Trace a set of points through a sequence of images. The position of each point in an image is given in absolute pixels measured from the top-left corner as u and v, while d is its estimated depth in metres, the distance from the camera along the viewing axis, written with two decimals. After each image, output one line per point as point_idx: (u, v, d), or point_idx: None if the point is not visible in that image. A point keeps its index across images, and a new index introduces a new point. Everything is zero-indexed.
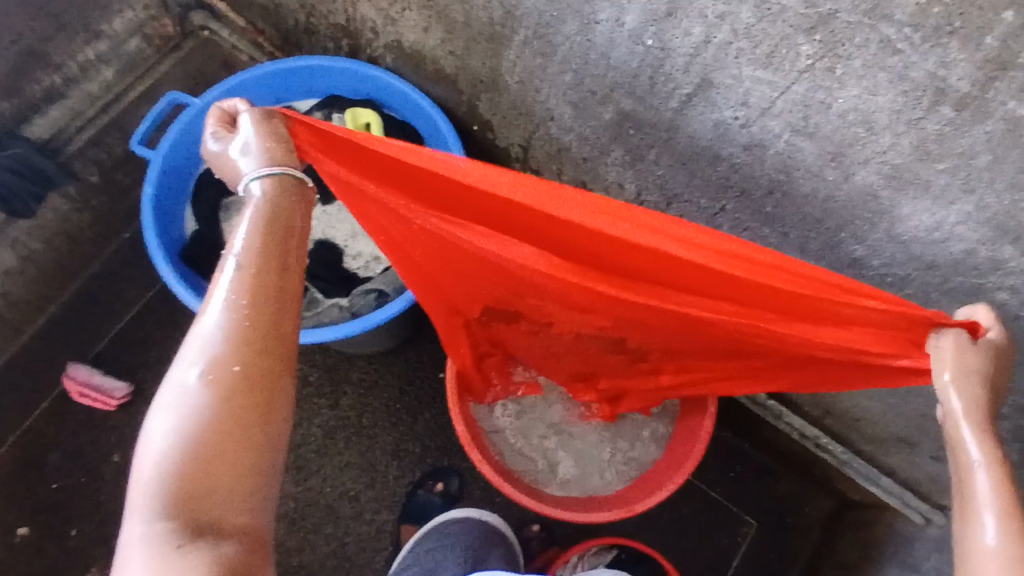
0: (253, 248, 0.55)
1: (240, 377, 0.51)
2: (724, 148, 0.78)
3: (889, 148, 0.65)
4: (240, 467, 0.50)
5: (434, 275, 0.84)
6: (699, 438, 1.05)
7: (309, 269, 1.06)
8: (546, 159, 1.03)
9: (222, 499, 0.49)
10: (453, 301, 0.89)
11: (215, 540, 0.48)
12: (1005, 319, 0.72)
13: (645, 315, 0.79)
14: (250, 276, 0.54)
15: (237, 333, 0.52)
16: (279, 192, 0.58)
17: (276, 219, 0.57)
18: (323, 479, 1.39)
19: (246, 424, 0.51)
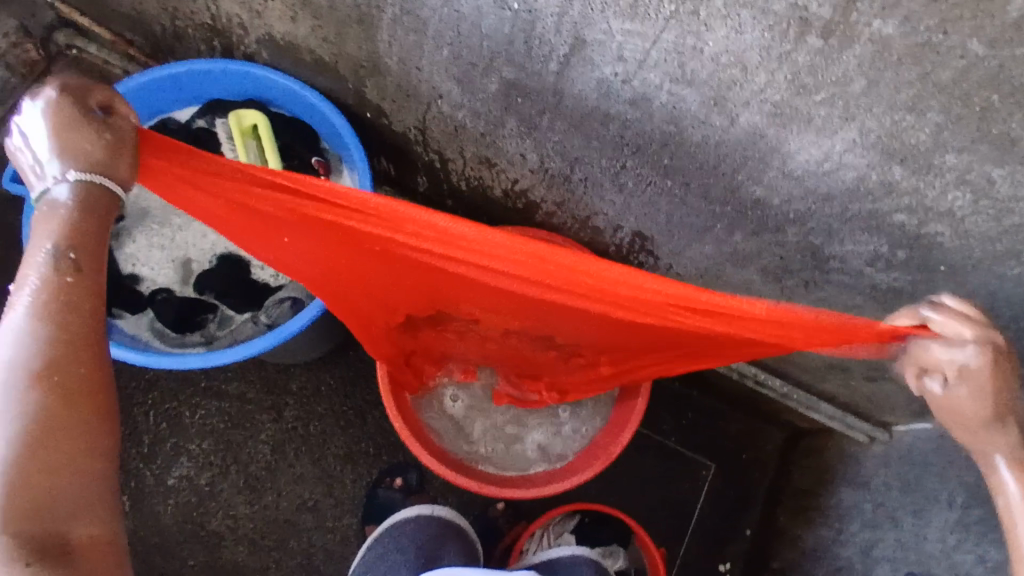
0: (69, 258, 0.53)
1: (60, 389, 0.52)
2: (611, 106, 0.76)
3: (765, 86, 0.63)
4: (81, 479, 0.52)
5: (335, 284, 0.81)
6: (639, 395, 1.06)
7: (215, 287, 1.01)
8: (445, 138, 1.00)
9: (66, 511, 0.51)
10: (363, 309, 0.87)
11: (65, 552, 0.51)
12: (905, 238, 0.73)
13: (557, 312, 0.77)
14: (67, 283, 0.53)
15: (56, 345, 0.52)
16: (97, 199, 0.54)
17: (97, 222, 0.54)
18: (278, 495, 1.35)
19: (75, 436, 0.52)
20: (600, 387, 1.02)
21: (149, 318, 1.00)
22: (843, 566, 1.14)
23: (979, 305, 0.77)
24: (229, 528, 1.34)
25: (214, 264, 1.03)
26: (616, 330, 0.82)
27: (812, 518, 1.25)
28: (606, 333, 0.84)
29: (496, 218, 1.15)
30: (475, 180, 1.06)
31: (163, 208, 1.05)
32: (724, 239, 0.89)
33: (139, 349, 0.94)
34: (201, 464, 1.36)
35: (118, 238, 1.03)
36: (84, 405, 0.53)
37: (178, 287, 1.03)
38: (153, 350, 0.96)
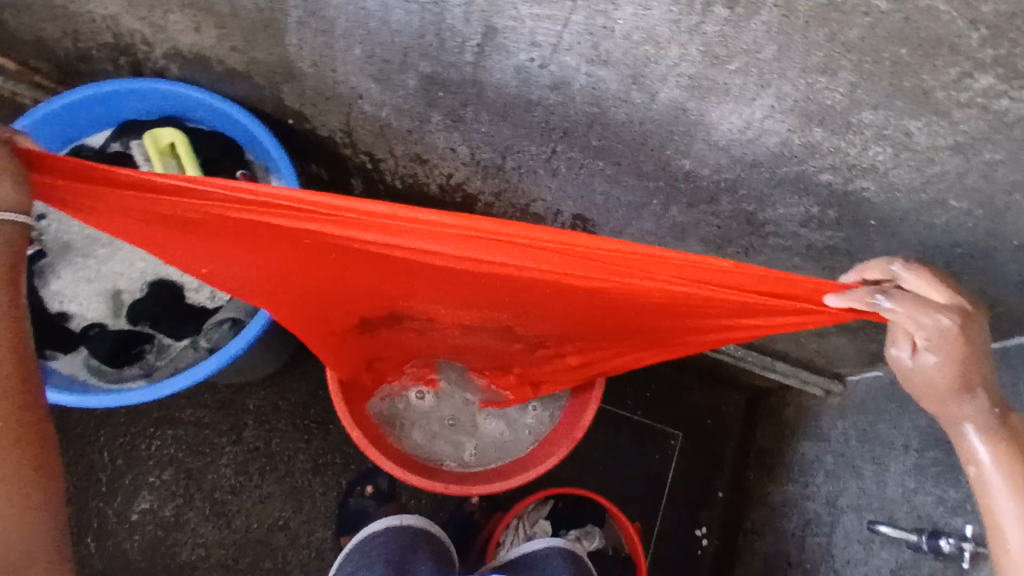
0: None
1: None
2: (532, 91, 0.74)
3: (680, 60, 0.63)
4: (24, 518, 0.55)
5: (282, 293, 0.77)
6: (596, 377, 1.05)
7: (148, 315, 0.96)
8: (373, 139, 0.97)
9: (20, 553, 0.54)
10: (318, 316, 0.84)
11: None
12: (834, 196, 0.74)
13: (517, 299, 0.75)
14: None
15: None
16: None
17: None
18: (247, 518, 1.32)
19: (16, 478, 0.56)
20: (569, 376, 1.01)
21: (84, 355, 0.95)
22: (811, 519, 1.17)
23: (913, 254, 0.79)
24: (201, 557, 1.30)
25: (146, 291, 0.98)
26: (577, 319, 0.80)
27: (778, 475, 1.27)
28: (567, 326, 0.83)
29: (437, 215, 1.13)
30: (410, 178, 1.04)
31: (85, 239, 0.99)
32: (662, 214, 0.89)
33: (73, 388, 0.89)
34: (164, 496, 1.32)
35: (41, 275, 0.97)
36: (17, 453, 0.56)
37: (110, 320, 0.98)
38: (88, 389, 0.90)
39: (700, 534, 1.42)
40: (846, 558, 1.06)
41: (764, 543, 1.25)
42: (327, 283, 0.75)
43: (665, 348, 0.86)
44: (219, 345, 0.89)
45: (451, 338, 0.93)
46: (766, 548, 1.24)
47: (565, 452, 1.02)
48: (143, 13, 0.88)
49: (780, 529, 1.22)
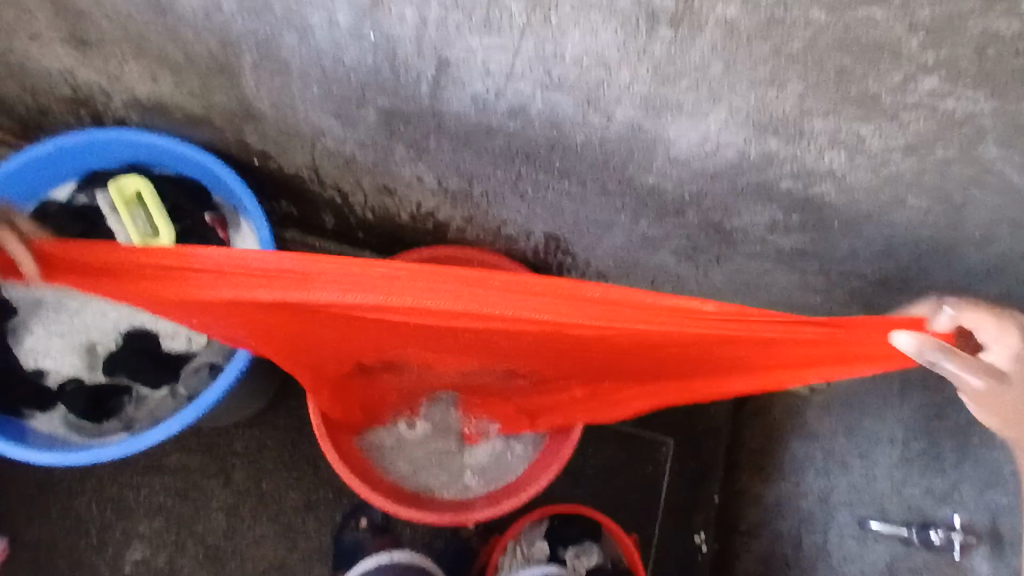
0: None
1: None
2: (491, 119, 0.75)
3: (631, 81, 0.63)
4: None
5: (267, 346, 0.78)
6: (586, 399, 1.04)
7: (125, 367, 0.95)
8: (339, 173, 0.97)
9: None
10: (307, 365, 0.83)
11: None
12: (796, 202, 0.75)
13: (502, 345, 0.75)
14: None
15: None
16: None
17: None
18: (241, 560, 1.31)
19: None
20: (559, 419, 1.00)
21: (62, 412, 0.93)
22: (806, 518, 1.17)
23: (878, 252, 0.80)
24: None
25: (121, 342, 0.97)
26: (571, 360, 0.80)
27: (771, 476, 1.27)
28: (561, 364, 0.82)
29: (411, 242, 1.13)
30: (380, 209, 1.04)
31: (55, 293, 0.98)
32: (632, 228, 0.90)
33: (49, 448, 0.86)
34: (155, 545, 1.30)
35: (13, 333, 0.96)
36: None
37: (85, 373, 0.96)
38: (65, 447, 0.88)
39: (699, 541, 1.41)
40: (842, 555, 1.06)
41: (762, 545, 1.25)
42: (311, 339, 0.75)
43: (662, 390, 0.87)
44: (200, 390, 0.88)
45: (442, 382, 0.95)
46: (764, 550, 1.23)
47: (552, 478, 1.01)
48: (98, 64, 0.88)
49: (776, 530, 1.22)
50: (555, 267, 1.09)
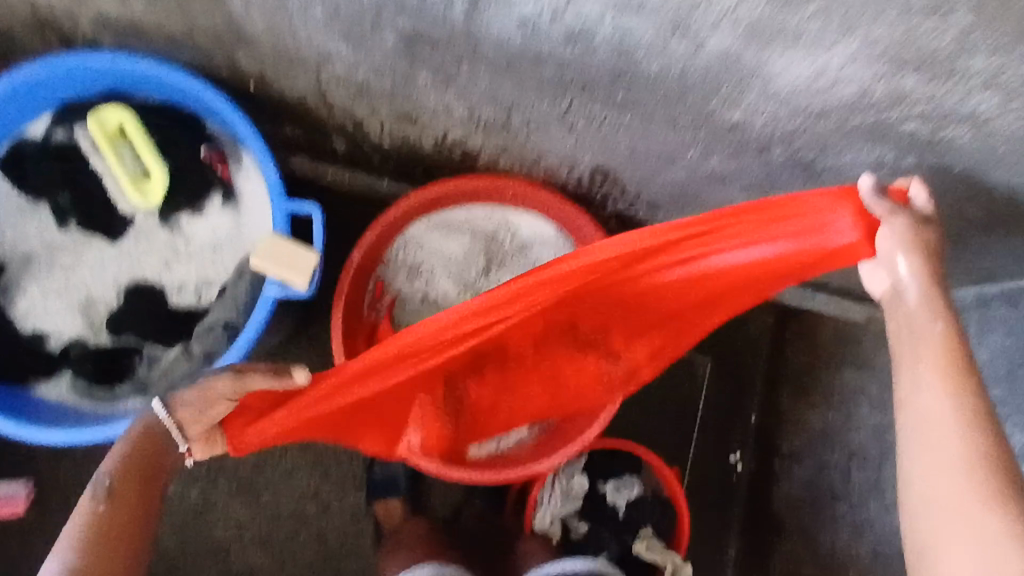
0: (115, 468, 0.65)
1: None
2: (542, 46, 0.60)
3: (738, 4, 0.49)
4: None
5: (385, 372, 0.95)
6: None
7: (132, 327, 0.87)
8: (351, 100, 0.82)
9: None
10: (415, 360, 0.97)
11: None
12: (915, 144, 0.61)
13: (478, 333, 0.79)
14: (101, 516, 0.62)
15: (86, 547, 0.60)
16: (133, 450, 0.66)
17: (144, 450, 0.67)
18: (276, 491, 1.30)
19: None
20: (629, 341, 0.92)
21: (69, 377, 0.86)
22: (854, 449, 1.13)
23: (999, 196, 0.68)
24: (234, 535, 1.29)
25: (124, 299, 0.88)
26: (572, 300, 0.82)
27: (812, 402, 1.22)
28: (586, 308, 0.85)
29: (435, 170, 1.00)
30: (400, 137, 0.90)
31: (45, 246, 0.89)
32: (699, 163, 0.76)
33: (59, 424, 0.80)
34: (188, 480, 1.29)
35: (4, 294, 0.87)
36: None
37: (90, 335, 0.88)
38: (77, 422, 0.82)
39: (734, 460, 1.33)
40: None
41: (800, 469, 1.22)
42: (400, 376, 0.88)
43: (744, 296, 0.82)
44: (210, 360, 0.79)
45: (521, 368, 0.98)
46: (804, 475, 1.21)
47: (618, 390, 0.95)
48: None
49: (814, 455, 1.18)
50: (599, 198, 0.97)
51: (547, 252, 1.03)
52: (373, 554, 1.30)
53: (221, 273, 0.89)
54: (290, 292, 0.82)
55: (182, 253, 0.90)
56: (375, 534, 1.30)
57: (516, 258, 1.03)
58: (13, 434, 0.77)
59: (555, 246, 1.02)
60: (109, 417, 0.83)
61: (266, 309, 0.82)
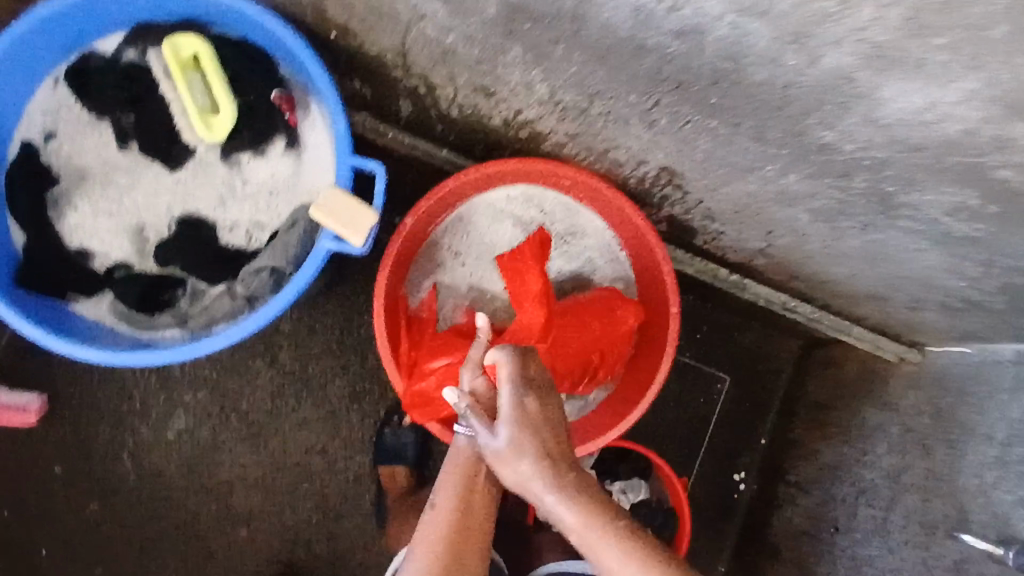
0: (450, 487, 0.71)
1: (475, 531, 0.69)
2: (649, 36, 0.59)
3: (870, 22, 0.48)
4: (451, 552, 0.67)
5: None
6: (672, 327, 0.95)
7: (178, 258, 0.87)
8: (430, 64, 0.82)
9: None
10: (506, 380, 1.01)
11: None
12: (1004, 194, 0.61)
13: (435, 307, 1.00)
14: (455, 509, 0.70)
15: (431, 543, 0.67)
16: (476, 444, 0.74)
17: (467, 475, 0.72)
18: (285, 439, 1.31)
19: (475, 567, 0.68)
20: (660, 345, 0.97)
21: (110, 299, 0.87)
22: (864, 486, 1.13)
23: None
24: (238, 477, 1.30)
25: (175, 230, 0.88)
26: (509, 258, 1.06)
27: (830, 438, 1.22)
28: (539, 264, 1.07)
29: (494, 147, 1.00)
30: (470, 108, 0.90)
31: (103, 164, 0.88)
32: (773, 179, 0.76)
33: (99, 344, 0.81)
34: (199, 416, 1.30)
35: (55, 207, 0.87)
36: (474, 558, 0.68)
37: (136, 261, 0.88)
38: (117, 344, 0.83)
39: (737, 479, 1.39)
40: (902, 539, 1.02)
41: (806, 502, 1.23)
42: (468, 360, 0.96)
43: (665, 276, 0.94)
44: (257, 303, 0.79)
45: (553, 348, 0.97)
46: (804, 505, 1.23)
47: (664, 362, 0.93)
48: None
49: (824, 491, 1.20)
50: (656, 199, 0.97)
51: (590, 243, 1.05)
52: (371, 515, 1.32)
53: (274, 217, 0.89)
54: (344, 248, 0.82)
55: (238, 193, 0.89)
56: (376, 495, 1.31)
57: (559, 247, 1.05)
58: (53, 349, 0.78)
59: (597, 240, 1.05)
60: (147, 344, 0.84)
61: (319, 261, 0.82)
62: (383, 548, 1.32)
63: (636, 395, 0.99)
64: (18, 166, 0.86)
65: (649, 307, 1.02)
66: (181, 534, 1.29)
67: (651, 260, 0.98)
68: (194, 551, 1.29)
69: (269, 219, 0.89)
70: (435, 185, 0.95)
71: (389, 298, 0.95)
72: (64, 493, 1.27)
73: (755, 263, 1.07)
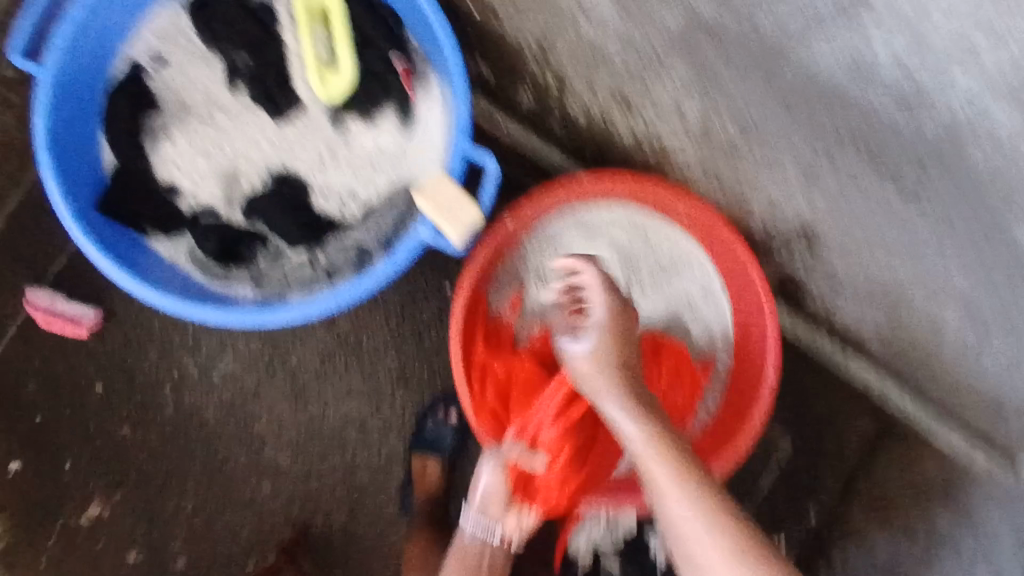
0: None
1: None
2: None
3: None
4: None
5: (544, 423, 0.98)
6: (764, 397, 0.87)
7: (265, 214, 0.81)
8: (571, 62, 0.85)
9: None
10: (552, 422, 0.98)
11: None
12: None
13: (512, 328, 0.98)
14: None
15: None
16: None
17: None
18: (325, 404, 1.28)
19: None
20: (747, 407, 0.90)
21: (189, 244, 0.83)
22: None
23: None
24: (272, 432, 1.28)
25: (268, 183, 0.83)
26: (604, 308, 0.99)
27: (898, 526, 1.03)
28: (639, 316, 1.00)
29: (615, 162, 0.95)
30: (599, 114, 0.88)
31: (209, 100, 0.84)
32: None
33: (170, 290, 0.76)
34: (246, 363, 1.27)
35: (153, 135, 0.83)
36: None
37: (223, 207, 0.83)
38: (188, 292, 0.78)
39: None
40: None
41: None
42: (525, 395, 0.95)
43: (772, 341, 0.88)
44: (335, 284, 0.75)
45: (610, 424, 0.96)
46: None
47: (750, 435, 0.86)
48: None
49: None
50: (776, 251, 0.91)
51: (689, 281, 0.99)
52: (394, 500, 1.29)
53: (372, 190, 0.84)
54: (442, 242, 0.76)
55: (340, 157, 0.84)
56: (404, 482, 1.27)
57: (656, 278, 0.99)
58: (124, 287, 0.73)
59: (698, 278, 0.99)
60: (219, 299, 0.79)
61: (412, 251, 0.77)
62: (399, 538, 1.28)
63: (710, 453, 0.91)
64: (128, 85, 0.82)
65: (744, 364, 0.94)
66: (206, 477, 1.27)
67: (757, 314, 0.91)
68: (215, 496, 1.27)
69: (366, 192, 0.83)
70: (548, 188, 0.88)
71: (472, 297, 0.90)
72: (102, 410, 1.26)
73: (864, 341, 0.98)
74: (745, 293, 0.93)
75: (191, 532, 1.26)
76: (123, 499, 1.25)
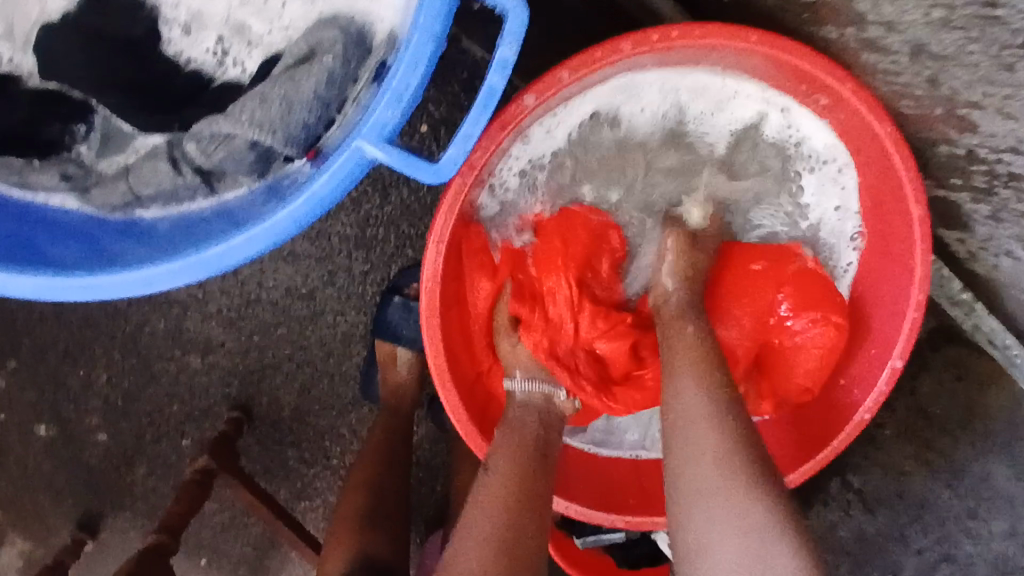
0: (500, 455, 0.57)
1: (523, 493, 0.53)
2: None
3: None
4: (506, 529, 0.50)
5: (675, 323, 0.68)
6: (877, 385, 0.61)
7: (72, 66, 0.50)
8: None
9: (520, 550, 0.50)
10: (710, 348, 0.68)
11: (513, 536, 0.50)
12: None
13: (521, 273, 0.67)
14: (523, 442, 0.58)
15: (497, 511, 0.51)
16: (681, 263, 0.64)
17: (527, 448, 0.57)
18: (260, 271, 0.93)
19: (532, 509, 0.53)
20: (853, 395, 0.64)
21: None
22: (953, 555, 0.83)
23: None
24: (196, 299, 0.94)
25: (76, 9, 0.51)
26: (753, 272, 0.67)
27: (934, 469, 0.82)
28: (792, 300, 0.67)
29: None
30: None
31: None
32: None
33: None
34: None
35: None
36: (533, 517, 0.52)
37: (2, 47, 0.51)
38: None
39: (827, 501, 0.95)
40: None
41: (883, 536, 0.84)
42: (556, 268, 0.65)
43: (898, 303, 0.61)
44: (307, 183, 0.44)
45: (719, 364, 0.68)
46: (887, 549, 0.84)
47: (849, 437, 0.61)
48: None
49: (899, 528, 0.83)
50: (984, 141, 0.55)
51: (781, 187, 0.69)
52: (354, 386, 0.97)
53: (275, 30, 0.53)
54: (408, 168, 0.43)
55: None
56: (364, 363, 0.95)
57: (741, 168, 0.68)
58: None
59: (809, 185, 0.68)
60: (32, 243, 0.50)
61: (353, 174, 0.43)
62: (361, 423, 0.98)
63: (785, 450, 0.67)
64: None
65: (862, 331, 0.66)
66: (116, 347, 0.96)
67: (902, 267, 0.60)
68: (133, 369, 0.96)
69: (269, 30, 0.53)
70: (629, 33, 0.50)
71: (464, 215, 0.59)
72: None
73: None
74: (885, 228, 0.62)
75: (108, 406, 0.97)
76: (21, 367, 0.96)
